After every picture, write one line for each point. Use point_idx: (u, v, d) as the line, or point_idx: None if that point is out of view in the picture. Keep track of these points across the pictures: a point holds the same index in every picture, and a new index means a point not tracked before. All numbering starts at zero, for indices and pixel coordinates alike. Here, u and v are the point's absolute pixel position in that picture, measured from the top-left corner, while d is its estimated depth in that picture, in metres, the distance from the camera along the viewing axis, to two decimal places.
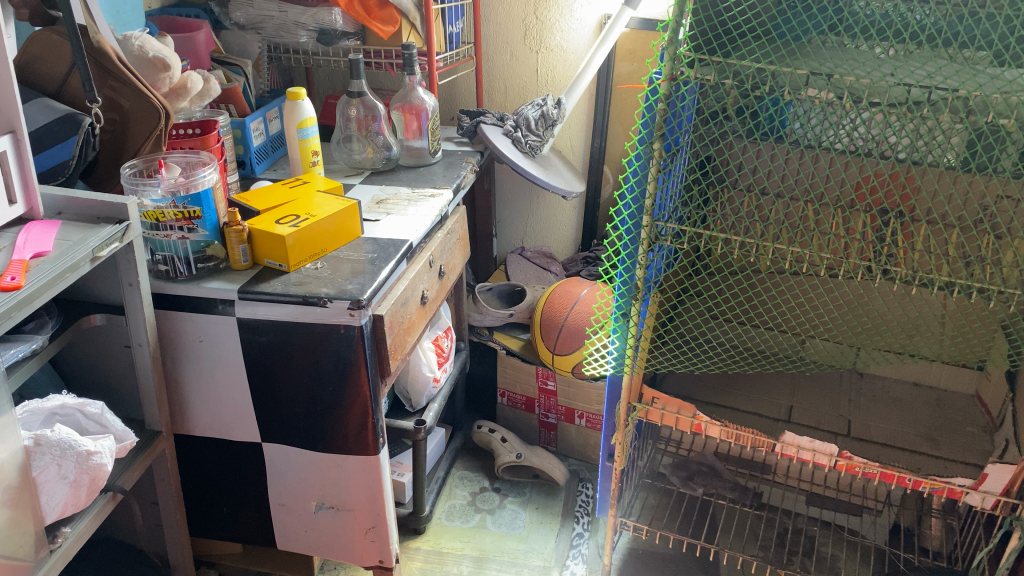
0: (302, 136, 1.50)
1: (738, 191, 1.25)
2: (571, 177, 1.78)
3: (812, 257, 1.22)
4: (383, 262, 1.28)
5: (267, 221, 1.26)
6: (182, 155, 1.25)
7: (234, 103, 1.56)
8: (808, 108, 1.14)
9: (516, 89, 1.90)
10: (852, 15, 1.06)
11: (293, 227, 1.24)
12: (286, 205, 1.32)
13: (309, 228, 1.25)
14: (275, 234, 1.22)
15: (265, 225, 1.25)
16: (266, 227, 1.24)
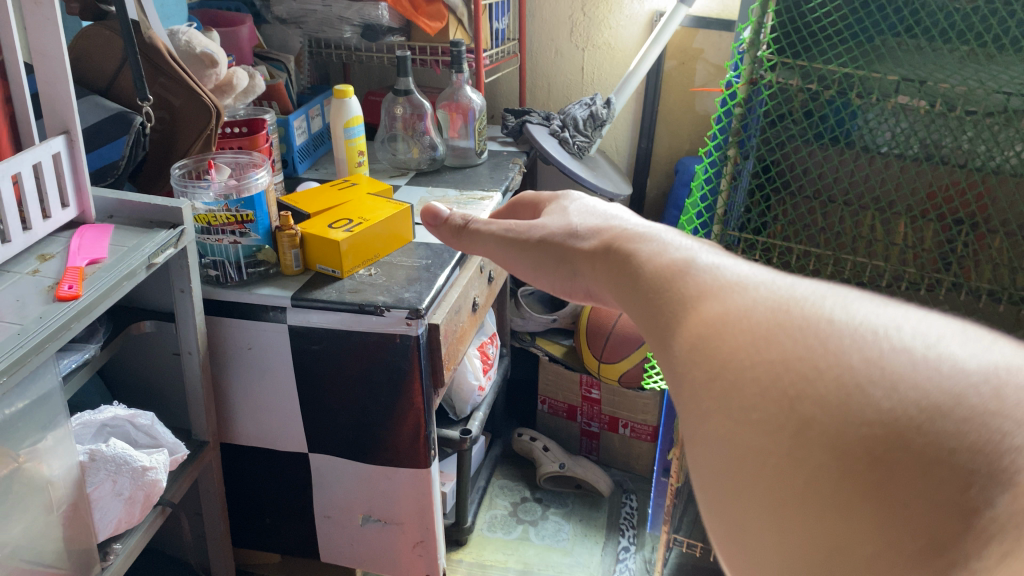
0: (349, 135, 1.46)
1: (803, 199, 1.21)
2: (619, 179, 1.73)
3: (882, 269, 1.18)
4: (439, 269, 1.23)
5: (320, 225, 1.22)
6: (232, 156, 1.21)
7: (277, 99, 1.51)
8: (880, 114, 1.10)
9: (559, 87, 1.85)
10: (929, 17, 1.03)
11: (347, 231, 1.19)
12: (336, 208, 1.28)
13: (362, 232, 1.20)
14: (329, 240, 1.17)
15: (319, 229, 1.20)
16: (320, 232, 1.19)
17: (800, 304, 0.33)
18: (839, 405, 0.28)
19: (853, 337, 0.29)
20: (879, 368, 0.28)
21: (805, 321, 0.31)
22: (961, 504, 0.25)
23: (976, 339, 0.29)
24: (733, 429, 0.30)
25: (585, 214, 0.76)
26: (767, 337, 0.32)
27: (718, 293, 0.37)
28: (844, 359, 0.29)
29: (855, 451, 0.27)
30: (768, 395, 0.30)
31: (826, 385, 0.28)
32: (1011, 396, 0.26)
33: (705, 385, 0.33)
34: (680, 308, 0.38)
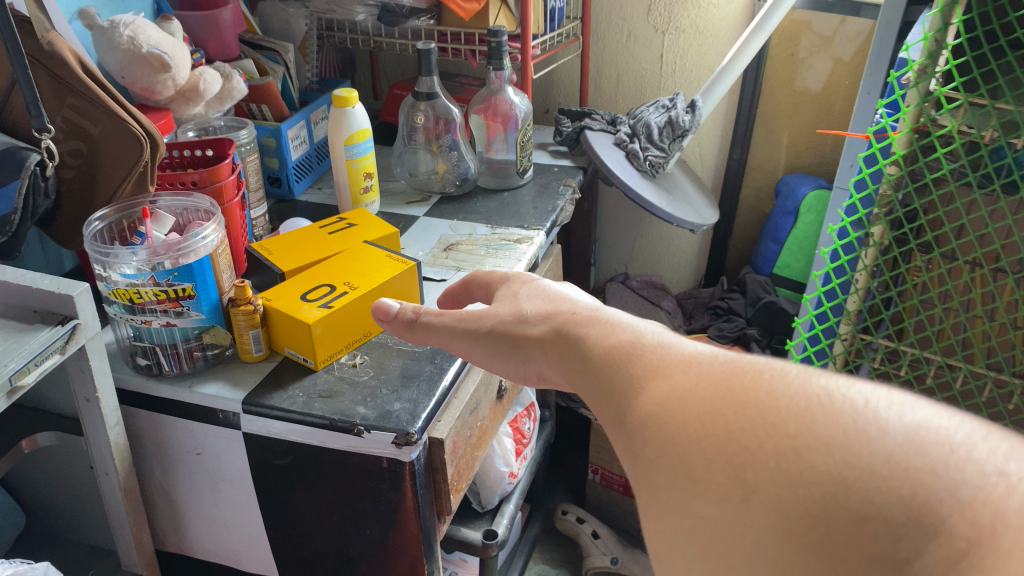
0: (351, 154, 1.13)
1: (969, 276, 0.94)
2: (701, 203, 1.35)
3: None
4: (448, 359, 0.90)
5: (290, 294, 0.90)
6: (176, 200, 0.90)
7: (267, 103, 1.19)
8: None
9: (631, 79, 1.48)
10: None
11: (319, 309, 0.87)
12: (318, 266, 0.96)
13: (342, 307, 0.88)
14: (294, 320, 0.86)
15: (287, 302, 0.89)
16: (286, 307, 0.88)
17: (736, 373, 0.31)
18: (775, 469, 0.26)
19: (787, 403, 0.28)
20: (812, 434, 0.26)
21: (736, 385, 0.30)
22: (893, 556, 0.23)
23: (902, 398, 0.27)
24: (679, 510, 0.28)
25: (535, 301, 0.62)
26: (707, 401, 0.30)
27: (659, 364, 0.35)
28: (777, 422, 0.27)
29: (797, 514, 0.25)
30: (710, 468, 0.28)
31: (766, 453, 0.27)
32: (933, 453, 0.25)
33: (647, 463, 0.30)
34: (626, 381, 0.36)
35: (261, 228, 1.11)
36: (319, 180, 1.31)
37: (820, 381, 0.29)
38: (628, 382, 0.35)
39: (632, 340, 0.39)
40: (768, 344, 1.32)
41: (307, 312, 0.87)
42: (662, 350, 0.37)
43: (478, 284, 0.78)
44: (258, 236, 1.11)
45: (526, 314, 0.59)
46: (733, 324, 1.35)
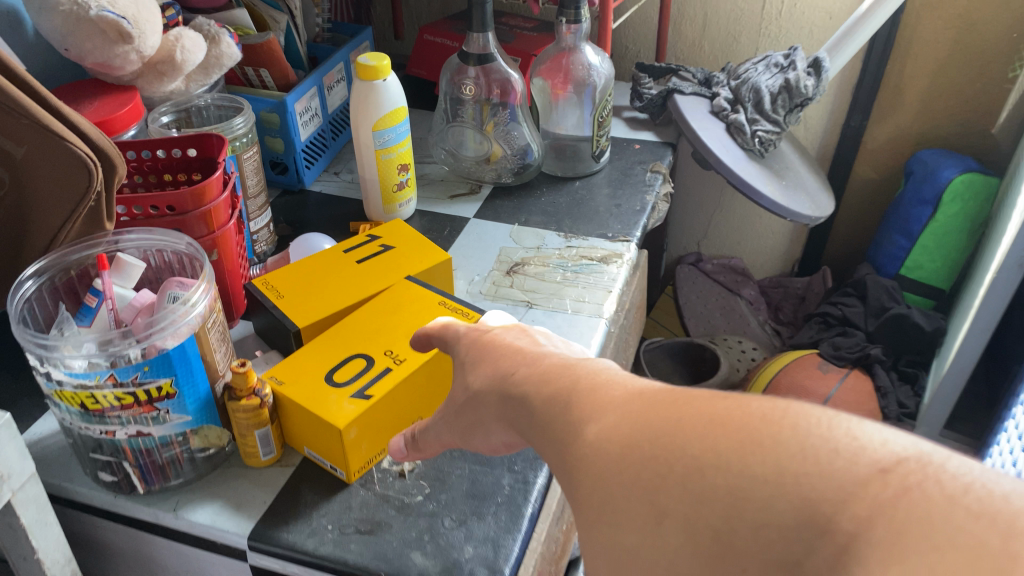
0: (383, 142, 0.85)
1: None
2: (817, 187, 1.07)
3: None
4: (532, 463, 0.65)
5: (312, 371, 0.65)
6: (146, 238, 0.64)
7: (269, 67, 0.90)
8: None
9: (722, 21, 1.18)
10: None
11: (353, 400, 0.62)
12: (348, 321, 0.70)
13: (383, 395, 0.63)
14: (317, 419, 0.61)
15: (308, 386, 0.64)
16: (306, 396, 0.62)
17: (658, 409, 0.32)
18: (693, 494, 0.28)
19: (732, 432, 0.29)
20: (713, 453, 0.29)
21: (654, 412, 0.32)
22: (798, 564, 0.25)
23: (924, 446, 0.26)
24: (616, 533, 0.30)
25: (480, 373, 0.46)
26: (627, 433, 0.32)
27: (586, 394, 0.37)
28: (688, 449, 0.29)
29: (704, 529, 0.28)
30: (634, 499, 0.30)
31: (675, 479, 0.29)
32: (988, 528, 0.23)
33: (587, 495, 0.32)
34: (561, 421, 0.37)
35: (265, 242, 0.84)
36: (335, 161, 1.03)
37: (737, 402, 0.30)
38: (557, 412, 0.37)
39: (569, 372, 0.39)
40: (893, 366, 1.07)
41: (334, 406, 0.61)
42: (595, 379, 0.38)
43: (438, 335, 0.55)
44: (260, 253, 0.84)
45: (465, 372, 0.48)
46: (852, 339, 1.09)
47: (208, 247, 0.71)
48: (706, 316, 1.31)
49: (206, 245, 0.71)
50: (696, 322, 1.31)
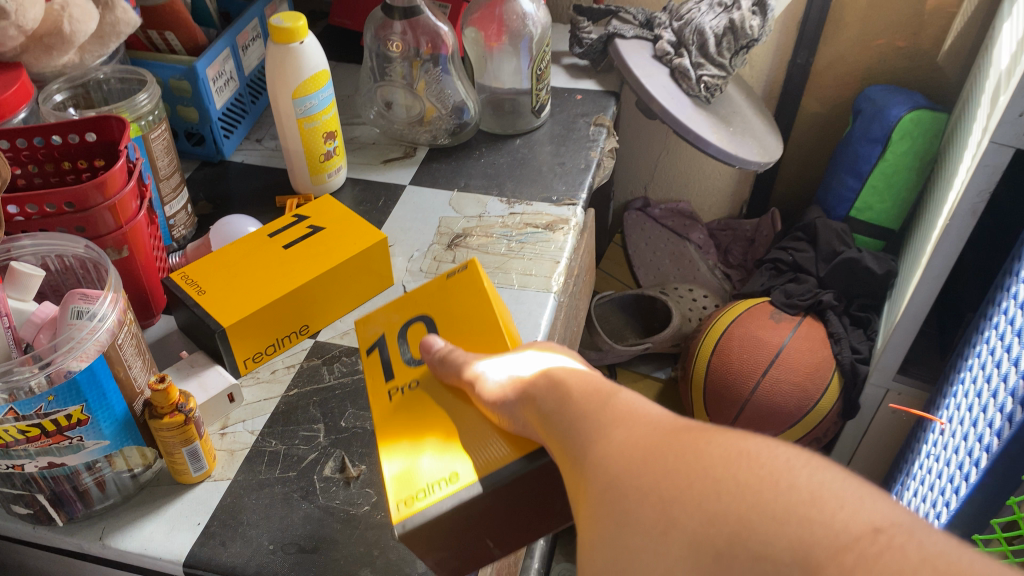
0: (305, 111, 0.79)
1: None
2: (764, 130, 1.04)
3: None
4: None
5: (481, 314, 0.61)
6: (43, 242, 0.58)
7: (174, 29, 0.82)
8: None
9: None
10: None
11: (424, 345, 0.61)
12: (457, 296, 0.63)
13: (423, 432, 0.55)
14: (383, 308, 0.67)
15: (429, 310, 0.63)
16: (412, 306, 0.64)
17: (676, 441, 0.36)
18: (696, 507, 0.33)
19: (718, 460, 0.34)
20: (735, 482, 0.32)
21: (689, 442, 0.36)
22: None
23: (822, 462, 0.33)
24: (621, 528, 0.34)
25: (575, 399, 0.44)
26: (664, 455, 0.36)
27: (626, 420, 0.40)
28: (711, 471, 0.33)
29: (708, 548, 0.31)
30: (647, 503, 0.34)
31: (692, 498, 0.33)
32: (829, 507, 0.30)
33: (602, 496, 0.36)
34: (595, 430, 0.41)
35: (183, 226, 0.78)
36: (256, 126, 0.96)
37: (722, 434, 0.36)
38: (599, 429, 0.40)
39: (611, 388, 0.44)
40: (845, 312, 1.06)
41: (385, 330, 0.65)
42: (621, 399, 0.42)
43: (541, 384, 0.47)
44: (178, 239, 0.78)
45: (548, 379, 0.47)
46: (803, 286, 1.07)
47: (116, 244, 0.65)
48: (656, 264, 1.27)
49: (115, 241, 0.64)
50: (645, 271, 1.26)
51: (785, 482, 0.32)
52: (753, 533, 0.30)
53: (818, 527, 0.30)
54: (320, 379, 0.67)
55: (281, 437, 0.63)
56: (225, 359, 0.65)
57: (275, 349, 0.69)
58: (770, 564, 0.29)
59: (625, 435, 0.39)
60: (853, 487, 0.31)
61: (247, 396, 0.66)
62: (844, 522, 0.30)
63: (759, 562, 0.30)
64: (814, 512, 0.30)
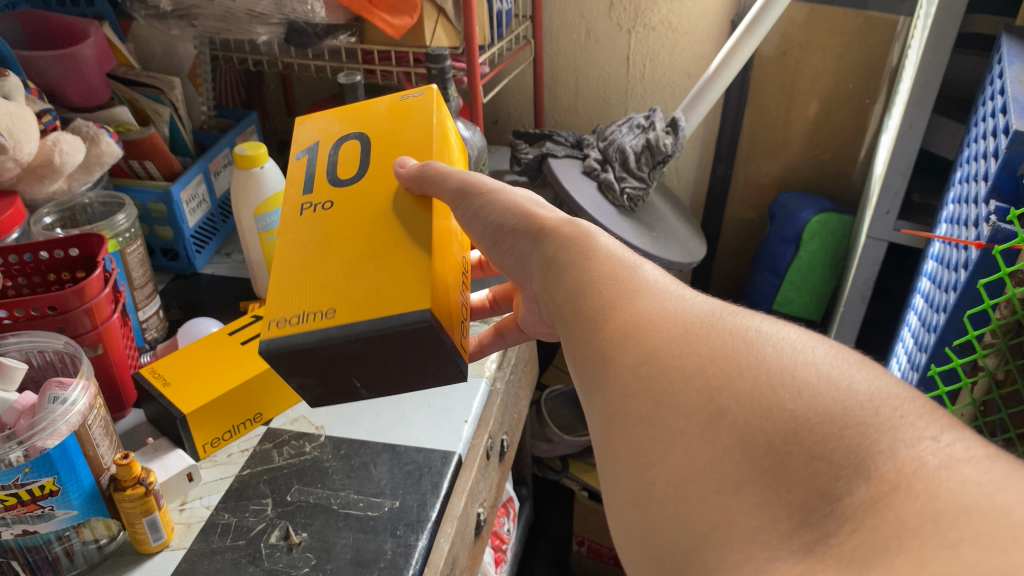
0: (265, 225, 0.90)
1: None
2: (687, 233, 1.16)
3: None
4: (413, 535, 0.68)
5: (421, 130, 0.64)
6: (29, 339, 0.67)
7: (153, 158, 0.93)
8: None
9: (592, 83, 1.35)
10: None
11: (352, 147, 0.64)
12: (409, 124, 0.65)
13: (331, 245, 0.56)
14: (330, 114, 0.69)
15: (367, 132, 0.65)
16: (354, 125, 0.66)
17: (718, 326, 0.38)
18: (749, 397, 0.34)
19: (771, 348, 0.36)
20: (790, 375, 0.34)
21: (734, 331, 0.37)
22: (830, 490, 0.30)
23: (870, 364, 0.35)
24: (661, 412, 0.36)
25: (601, 272, 0.46)
26: (706, 337, 0.37)
27: (659, 297, 0.42)
28: (764, 363, 0.35)
29: (758, 443, 0.32)
30: (691, 383, 0.36)
31: (743, 382, 0.34)
32: (885, 412, 0.32)
33: (635, 369, 0.38)
34: (620, 301, 0.43)
35: (155, 329, 0.88)
36: (226, 242, 1.07)
37: (766, 326, 0.38)
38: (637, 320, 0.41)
39: (628, 262, 0.46)
40: None
41: (322, 138, 0.66)
42: (641, 274, 0.45)
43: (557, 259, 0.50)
44: (150, 340, 0.87)
45: (568, 251, 0.50)
46: None
47: (93, 341, 0.74)
48: None
49: (92, 339, 0.73)
50: None
51: (845, 385, 0.33)
52: (809, 434, 0.31)
53: (880, 439, 0.31)
54: (271, 460, 0.75)
55: (233, 510, 0.70)
56: (185, 443, 0.74)
57: (231, 435, 0.77)
58: (828, 465, 0.30)
59: (663, 316, 0.40)
60: (911, 406, 0.32)
61: (205, 476, 0.74)
62: (912, 438, 0.30)
63: (817, 463, 0.31)
64: (875, 423, 0.31)
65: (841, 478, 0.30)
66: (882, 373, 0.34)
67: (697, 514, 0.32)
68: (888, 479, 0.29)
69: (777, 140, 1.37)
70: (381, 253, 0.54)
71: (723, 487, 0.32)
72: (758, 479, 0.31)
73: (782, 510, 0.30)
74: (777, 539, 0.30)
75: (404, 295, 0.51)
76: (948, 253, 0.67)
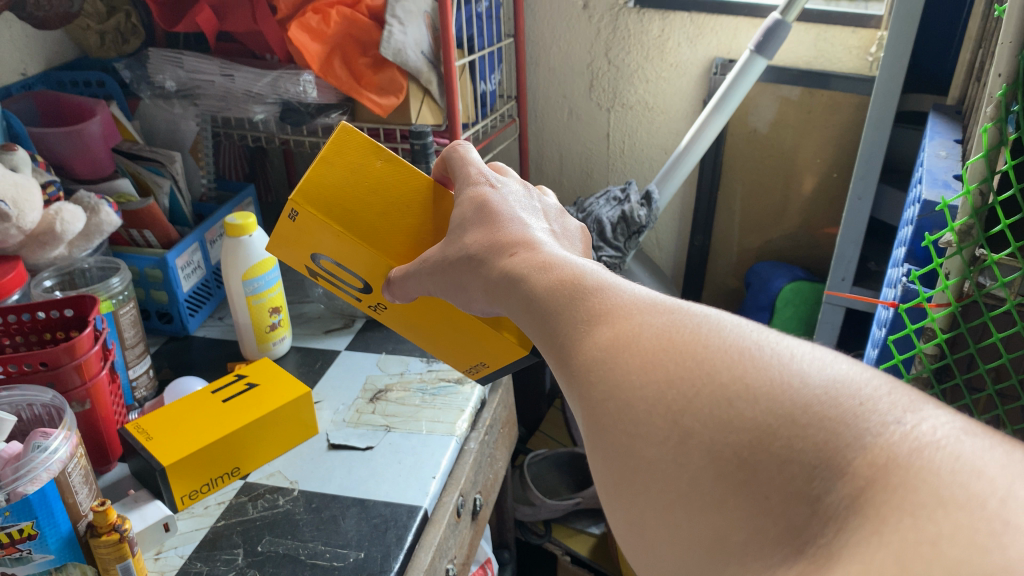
0: (251, 290, 0.95)
1: None
2: None
3: None
4: None
5: (342, 230, 0.69)
6: (19, 394, 0.72)
7: (151, 227, 1.00)
8: None
9: (574, 160, 1.47)
10: None
11: (329, 263, 0.73)
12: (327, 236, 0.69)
13: (420, 329, 0.75)
14: (274, 245, 0.73)
15: (316, 250, 0.71)
16: (299, 249, 0.72)
17: (668, 343, 0.38)
18: (709, 413, 0.34)
19: (722, 358, 0.36)
20: (744, 385, 0.34)
21: (684, 347, 0.37)
22: (807, 492, 0.31)
23: (825, 353, 0.35)
24: (636, 441, 0.36)
25: (553, 293, 0.46)
26: (660, 360, 0.38)
27: (611, 315, 0.42)
28: (717, 378, 0.35)
29: (729, 457, 0.33)
30: (656, 412, 0.36)
31: (703, 401, 0.35)
32: (845, 401, 0.32)
33: (604, 407, 0.39)
34: (576, 330, 0.43)
35: (145, 387, 0.92)
36: (220, 307, 1.12)
37: (711, 332, 0.38)
38: (594, 347, 0.41)
39: (574, 280, 0.46)
40: None
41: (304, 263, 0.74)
42: (592, 288, 0.45)
43: (518, 277, 0.50)
44: (139, 398, 0.92)
45: (527, 270, 0.50)
46: None
47: (81, 396, 0.78)
48: None
49: (81, 394, 0.78)
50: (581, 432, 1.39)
51: (798, 381, 0.33)
52: (774, 439, 0.32)
53: (842, 433, 0.31)
54: (245, 513, 0.78)
55: (205, 560, 0.73)
56: (164, 495, 0.77)
57: (209, 488, 0.80)
58: (799, 466, 0.31)
59: (616, 338, 0.40)
60: (876, 388, 0.33)
61: (181, 527, 0.77)
62: (877, 425, 0.31)
63: (788, 466, 0.31)
64: (837, 414, 0.32)
65: (816, 477, 0.31)
66: (840, 359, 0.35)
67: (693, 527, 0.33)
68: (862, 474, 0.30)
69: (752, 212, 1.44)
70: (449, 325, 0.72)
71: (707, 506, 0.33)
72: (741, 490, 0.32)
73: (767, 519, 0.31)
74: (768, 546, 0.31)
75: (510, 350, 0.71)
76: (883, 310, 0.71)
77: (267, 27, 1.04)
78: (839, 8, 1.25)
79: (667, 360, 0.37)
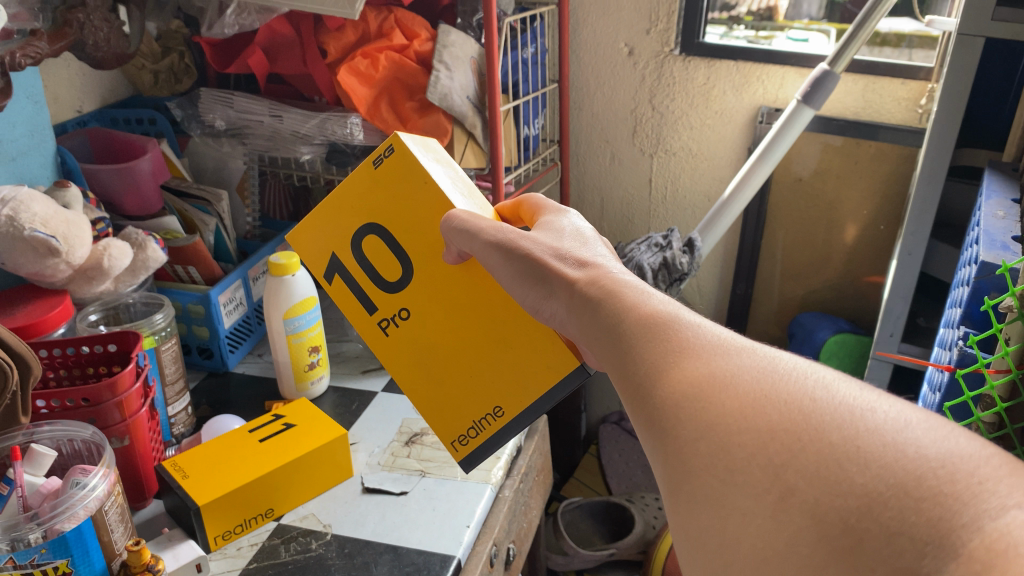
0: (292, 328, 0.95)
1: None
2: None
3: None
4: None
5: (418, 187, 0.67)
6: (60, 429, 0.72)
7: (196, 264, 1.01)
8: None
9: (617, 205, 1.47)
10: None
11: (372, 245, 0.69)
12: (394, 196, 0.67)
13: (433, 353, 0.69)
14: (323, 219, 0.71)
15: (370, 219, 0.69)
16: (353, 216, 0.69)
17: (773, 391, 0.36)
18: (815, 473, 0.32)
19: (831, 415, 0.33)
20: (854, 448, 0.31)
21: (787, 398, 0.35)
22: (916, 569, 0.28)
23: (940, 424, 0.32)
24: (738, 494, 0.34)
25: (638, 322, 0.44)
26: (761, 408, 0.35)
27: (705, 351, 0.40)
28: (824, 436, 0.33)
29: (835, 523, 0.30)
30: (755, 461, 0.34)
31: (808, 458, 0.32)
32: (962, 478, 0.29)
33: (694, 446, 0.36)
34: (662, 362, 0.40)
35: (182, 424, 0.92)
36: (259, 344, 1.13)
37: (819, 385, 0.35)
38: (685, 384, 0.38)
39: (667, 312, 0.44)
40: None
41: (334, 247, 0.71)
42: (682, 321, 0.42)
43: (598, 305, 0.48)
44: (176, 434, 0.92)
45: (611, 297, 0.48)
46: None
47: (120, 433, 0.78)
48: (628, 474, 1.38)
49: (121, 431, 0.78)
50: (617, 480, 1.37)
51: (912, 451, 0.30)
52: (884, 509, 0.29)
53: (960, 512, 0.28)
54: (277, 556, 0.78)
55: None
56: (197, 535, 0.76)
57: (242, 528, 0.80)
58: (909, 540, 0.28)
59: (711, 375, 0.38)
60: (995, 466, 0.29)
61: (213, 568, 0.76)
62: (996, 508, 0.27)
63: (898, 539, 0.29)
64: (952, 491, 0.29)
65: (926, 555, 0.28)
66: (956, 433, 0.31)
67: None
68: (978, 558, 0.27)
69: (795, 262, 1.42)
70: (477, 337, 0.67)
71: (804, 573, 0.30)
72: (844, 559, 0.30)
73: None
74: None
75: (533, 381, 0.65)
76: (936, 372, 0.70)
77: (316, 69, 1.06)
78: (886, 59, 1.24)
79: (772, 406, 0.35)
